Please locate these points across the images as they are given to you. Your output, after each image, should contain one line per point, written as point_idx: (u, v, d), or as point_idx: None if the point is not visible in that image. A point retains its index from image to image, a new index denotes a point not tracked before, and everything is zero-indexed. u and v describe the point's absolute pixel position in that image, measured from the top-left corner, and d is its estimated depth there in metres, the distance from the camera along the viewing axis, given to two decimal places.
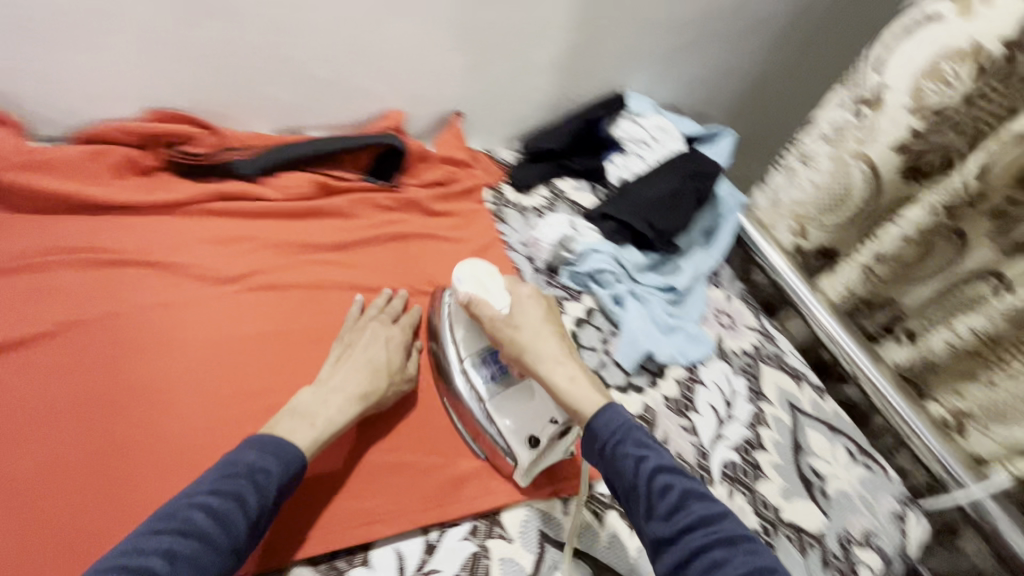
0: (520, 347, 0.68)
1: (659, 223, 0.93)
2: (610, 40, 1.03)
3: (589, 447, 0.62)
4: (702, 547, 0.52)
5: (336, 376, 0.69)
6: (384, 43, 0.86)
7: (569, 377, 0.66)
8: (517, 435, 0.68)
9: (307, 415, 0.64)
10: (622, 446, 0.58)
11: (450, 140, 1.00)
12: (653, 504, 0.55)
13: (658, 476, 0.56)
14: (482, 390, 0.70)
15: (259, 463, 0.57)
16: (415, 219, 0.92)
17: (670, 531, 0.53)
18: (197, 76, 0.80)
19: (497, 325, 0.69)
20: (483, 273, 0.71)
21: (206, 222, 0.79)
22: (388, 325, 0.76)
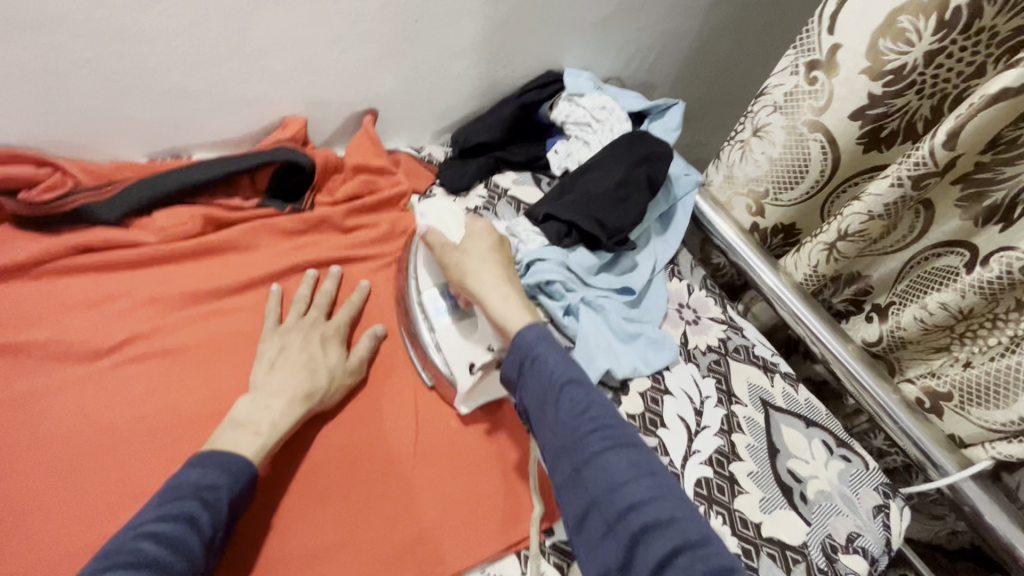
0: (461, 271, 0.69)
1: (607, 220, 0.84)
2: (539, 13, 0.91)
3: (509, 360, 0.63)
4: (599, 453, 0.56)
5: (273, 379, 0.65)
6: (269, 41, 0.72)
7: (503, 295, 0.67)
8: (456, 359, 0.69)
9: (249, 424, 0.61)
10: (540, 360, 0.61)
11: (364, 144, 0.86)
12: (562, 415, 0.58)
13: (570, 389, 0.59)
14: (433, 321, 0.71)
15: (204, 480, 0.54)
16: (330, 242, 0.80)
17: (573, 438, 0.56)
18: (28, 105, 0.64)
19: (448, 253, 0.71)
20: (444, 210, 0.76)
21: (72, 281, 0.68)
22: (316, 321, 0.72)
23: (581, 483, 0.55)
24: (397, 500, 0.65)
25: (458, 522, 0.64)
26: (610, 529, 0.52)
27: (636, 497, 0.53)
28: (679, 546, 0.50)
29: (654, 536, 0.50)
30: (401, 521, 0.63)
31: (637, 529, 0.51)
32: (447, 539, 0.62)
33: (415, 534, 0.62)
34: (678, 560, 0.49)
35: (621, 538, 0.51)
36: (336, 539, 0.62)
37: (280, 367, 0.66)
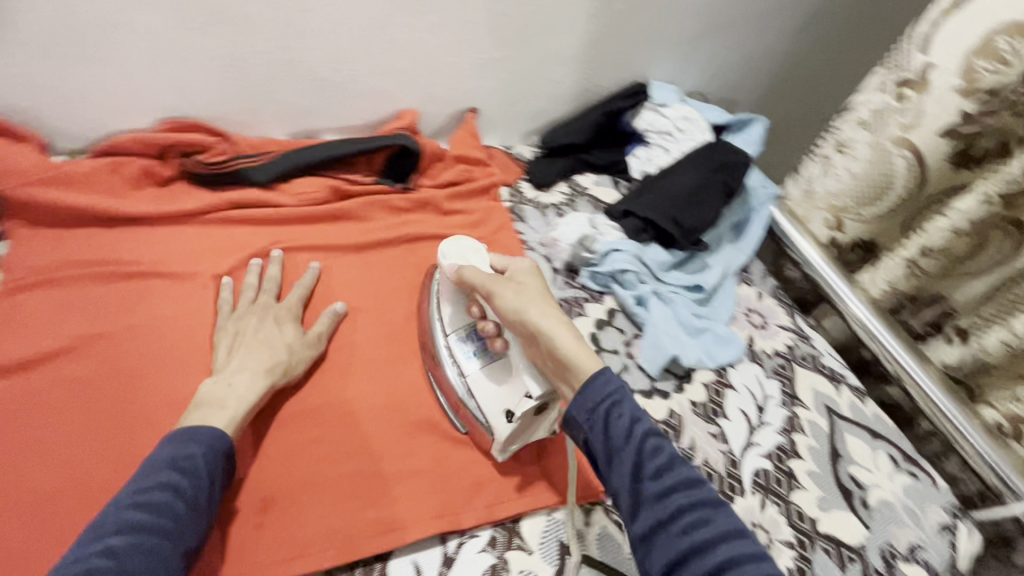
0: (518, 306, 0.61)
1: (683, 220, 0.89)
2: (630, 27, 0.99)
3: (579, 409, 0.53)
4: (688, 506, 0.46)
5: (233, 359, 0.64)
6: (398, 42, 0.84)
7: (569, 333, 0.58)
8: (491, 408, 0.64)
9: (215, 400, 0.59)
10: (617, 401, 0.52)
11: (466, 137, 0.97)
12: (641, 464, 0.48)
13: (650, 435, 0.49)
14: (464, 366, 0.66)
15: (178, 453, 0.52)
16: (430, 220, 0.89)
17: (657, 489, 0.47)
18: (211, 84, 0.79)
19: (495, 288, 0.63)
20: (466, 247, 0.68)
21: (226, 230, 0.78)
22: (268, 304, 0.72)
23: (669, 541, 0.45)
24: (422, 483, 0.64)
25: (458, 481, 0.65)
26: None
27: (733, 555, 0.43)
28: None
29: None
30: (400, 474, 0.65)
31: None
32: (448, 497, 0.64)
33: (419, 486, 0.64)
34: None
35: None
36: (332, 476, 0.63)
37: (236, 349, 0.66)
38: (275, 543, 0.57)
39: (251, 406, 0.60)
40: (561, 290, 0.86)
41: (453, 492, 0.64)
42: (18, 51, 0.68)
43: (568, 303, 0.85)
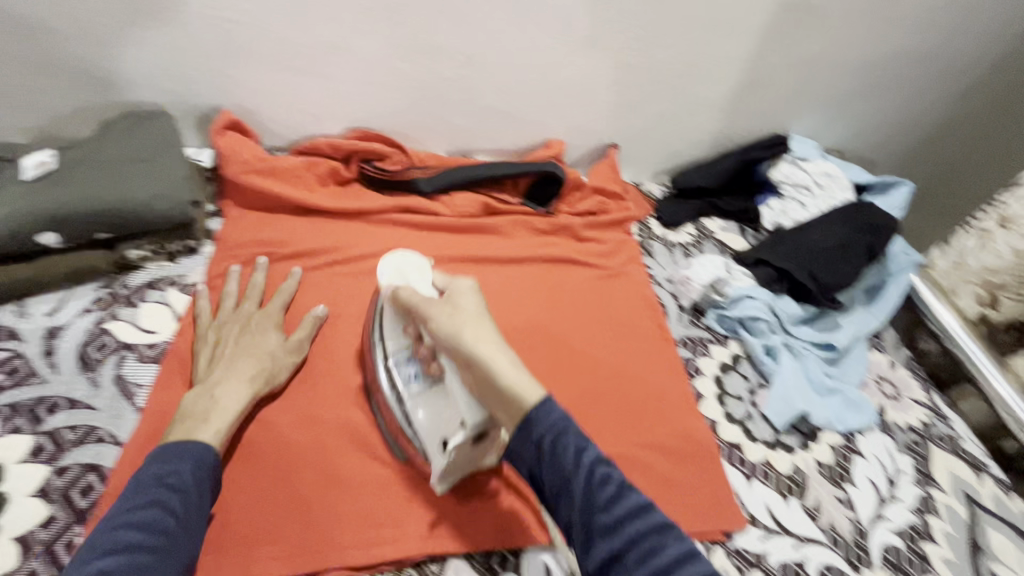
0: (454, 330, 0.58)
1: (821, 275, 0.89)
2: (780, 81, 1.00)
3: (528, 439, 0.56)
4: (636, 535, 0.50)
5: (216, 372, 0.63)
6: (562, 79, 0.91)
7: (506, 358, 0.56)
8: (428, 436, 0.61)
9: (197, 414, 0.59)
10: (564, 435, 0.54)
11: (606, 171, 1.02)
12: (592, 497, 0.52)
13: (599, 467, 0.53)
14: (404, 392, 0.64)
15: (163, 468, 0.53)
16: (566, 244, 0.94)
17: (607, 522, 0.51)
18: (397, 101, 0.89)
19: (432, 313, 0.60)
20: (410, 265, 0.68)
21: (393, 231, 0.87)
22: (249, 312, 0.71)
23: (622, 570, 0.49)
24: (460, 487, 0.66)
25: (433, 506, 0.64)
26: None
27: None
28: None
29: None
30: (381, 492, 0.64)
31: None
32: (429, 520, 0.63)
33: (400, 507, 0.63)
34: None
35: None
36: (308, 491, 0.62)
37: (218, 361, 0.65)
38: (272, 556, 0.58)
39: (232, 421, 0.60)
40: (687, 328, 0.88)
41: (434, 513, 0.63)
42: (258, 62, 0.81)
43: (693, 342, 0.86)
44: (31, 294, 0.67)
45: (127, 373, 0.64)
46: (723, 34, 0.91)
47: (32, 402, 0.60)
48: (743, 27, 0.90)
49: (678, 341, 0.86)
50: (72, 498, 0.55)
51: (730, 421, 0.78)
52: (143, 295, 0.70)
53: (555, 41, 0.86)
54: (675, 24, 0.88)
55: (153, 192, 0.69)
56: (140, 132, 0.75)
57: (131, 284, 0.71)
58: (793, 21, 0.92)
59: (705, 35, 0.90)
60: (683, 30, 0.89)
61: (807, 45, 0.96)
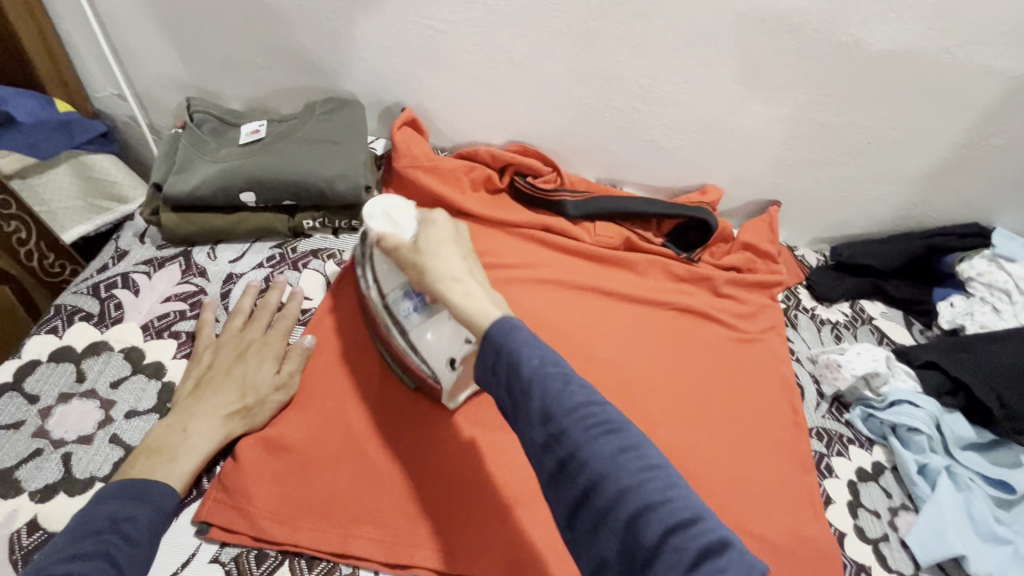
0: (421, 267, 0.58)
1: (1010, 399, 0.75)
2: (997, 165, 0.87)
3: (484, 361, 0.48)
4: (584, 443, 0.41)
5: (194, 400, 0.59)
6: (736, 126, 0.87)
7: (470, 283, 0.55)
8: (433, 357, 0.63)
9: (163, 449, 0.55)
10: (514, 349, 0.45)
11: (761, 227, 0.95)
12: (541, 406, 0.43)
13: (546, 371, 0.44)
14: (404, 323, 0.64)
15: (119, 513, 0.48)
16: (703, 296, 0.88)
17: (551, 432, 0.42)
18: (562, 123, 0.91)
19: (404, 252, 0.60)
20: (393, 206, 0.66)
21: (531, 247, 0.88)
22: (254, 333, 0.66)
23: (571, 480, 0.41)
24: (491, 506, 0.60)
25: (472, 523, 0.59)
26: (603, 524, 0.40)
27: (630, 483, 0.40)
28: (677, 527, 0.38)
29: (650, 521, 0.38)
30: (425, 491, 0.60)
31: (629, 516, 0.39)
32: (467, 536, 0.58)
33: (441, 514, 0.59)
34: (675, 542, 0.37)
35: (614, 529, 0.40)
36: (353, 475, 0.60)
37: (203, 386, 0.60)
38: (319, 529, 0.56)
39: (199, 460, 0.56)
40: (823, 419, 0.79)
41: (473, 528, 0.58)
42: (447, 68, 0.86)
43: (828, 435, 0.77)
44: (222, 241, 0.77)
45: None
46: (938, 105, 0.81)
47: None
48: (964, 99, 0.80)
49: (811, 431, 0.78)
50: None
51: (860, 537, 0.68)
52: (305, 261, 0.77)
53: (739, 85, 0.82)
54: (883, 86, 0.80)
55: (337, 171, 0.76)
56: (336, 116, 0.82)
57: (298, 250, 0.78)
58: None
59: (915, 102, 0.81)
60: (890, 93, 0.80)
61: None
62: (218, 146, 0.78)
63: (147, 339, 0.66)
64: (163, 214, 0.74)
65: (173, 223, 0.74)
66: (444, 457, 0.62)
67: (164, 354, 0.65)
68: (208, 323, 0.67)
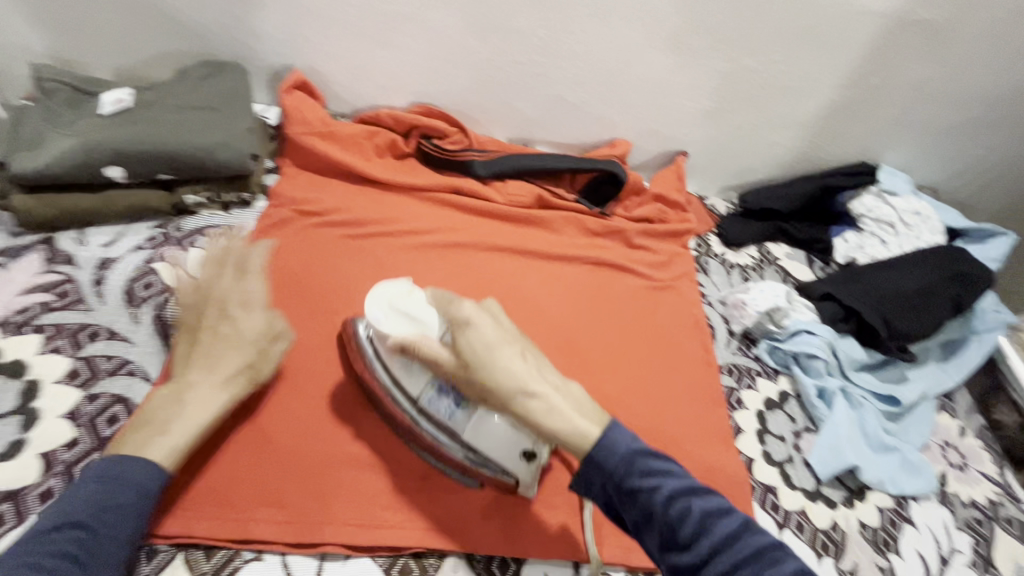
0: (482, 383, 0.53)
1: (894, 321, 0.81)
2: (878, 104, 0.92)
3: (604, 488, 0.49)
4: (728, 570, 0.45)
5: (190, 370, 0.57)
6: (637, 77, 0.87)
7: (542, 384, 0.52)
8: (502, 455, 0.57)
9: (155, 423, 0.53)
10: (632, 477, 0.48)
11: (669, 178, 0.96)
12: (673, 530, 0.46)
13: (674, 500, 0.47)
14: (449, 425, 0.57)
15: (99, 499, 0.47)
16: (617, 249, 0.89)
17: (692, 561, 0.46)
18: (465, 80, 0.87)
19: (450, 366, 0.55)
20: (397, 295, 0.59)
21: (441, 211, 0.85)
22: (232, 286, 0.63)
23: None
24: (406, 477, 0.61)
25: (385, 496, 0.59)
26: None
27: None
28: None
29: None
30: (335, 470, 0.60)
31: None
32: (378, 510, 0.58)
33: (369, 491, 0.59)
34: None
35: None
36: (263, 461, 0.59)
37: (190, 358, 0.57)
38: (218, 519, 0.54)
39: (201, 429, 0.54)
40: (734, 356, 0.82)
41: (386, 502, 0.59)
42: (336, 25, 0.81)
43: (739, 371, 0.81)
44: (93, 225, 0.70)
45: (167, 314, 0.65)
46: (821, 47, 0.84)
47: (75, 326, 0.62)
48: (845, 40, 0.83)
49: (722, 368, 0.81)
50: (97, 427, 0.56)
51: (769, 461, 0.72)
52: (193, 240, 0.71)
53: (636, 33, 0.82)
54: (770, 29, 0.82)
55: (219, 140, 0.70)
56: (214, 83, 0.77)
57: (184, 228, 0.72)
58: (904, 40, 0.83)
59: (802, 45, 0.84)
60: (778, 36, 0.82)
61: (916, 67, 0.87)
62: (75, 118, 0.70)
63: (5, 336, 0.59)
64: (14, 197, 0.66)
65: (28, 206, 0.66)
66: (367, 437, 0.62)
67: (26, 350, 0.59)
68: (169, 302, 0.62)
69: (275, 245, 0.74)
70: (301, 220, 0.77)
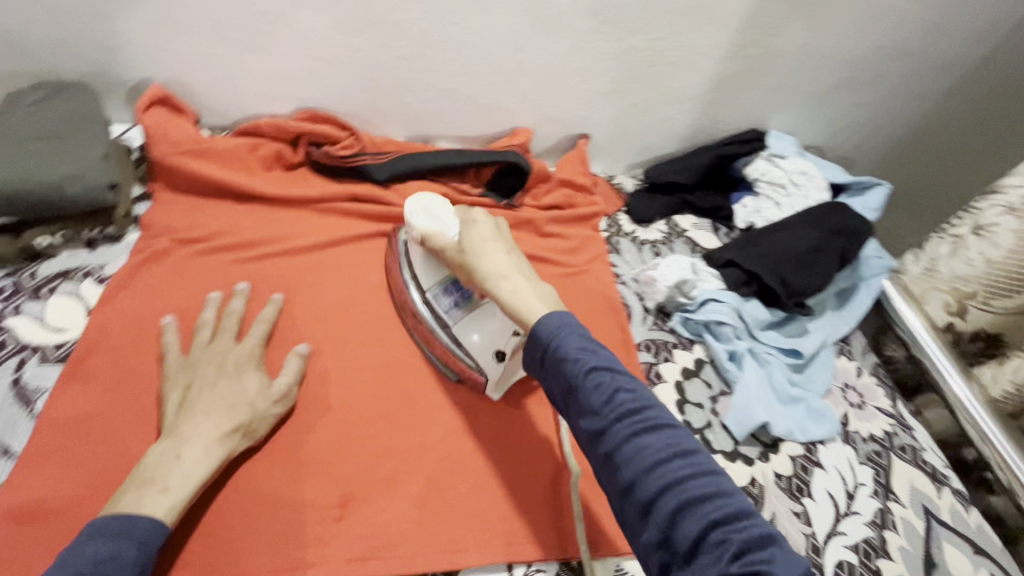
0: (469, 267, 0.65)
1: (790, 279, 0.86)
2: (758, 73, 0.96)
3: (532, 353, 0.56)
4: (626, 439, 0.48)
5: (185, 423, 0.56)
6: (527, 63, 0.86)
7: (520, 278, 0.63)
8: (481, 351, 0.69)
9: (155, 480, 0.52)
10: (560, 350, 0.53)
11: (573, 162, 0.97)
12: (587, 400, 0.51)
13: (595, 371, 0.51)
14: (445, 317, 0.70)
15: (103, 555, 0.46)
16: (528, 240, 0.89)
17: (598, 427, 0.49)
18: (349, 81, 0.83)
19: (452, 254, 0.67)
20: (433, 203, 0.69)
21: (340, 221, 0.81)
22: (225, 347, 0.64)
23: (613, 474, 0.48)
24: (327, 508, 0.60)
25: (303, 532, 0.58)
26: (645, 515, 0.45)
27: (669, 478, 0.45)
28: (716, 519, 0.43)
29: (691, 516, 0.43)
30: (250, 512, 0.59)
31: (672, 508, 0.44)
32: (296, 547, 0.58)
33: (297, 527, 0.59)
34: (716, 535, 0.42)
35: (658, 519, 0.44)
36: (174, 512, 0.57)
37: (191, 409, 0.57)
38: None
39: (196, 486, 0.53)
40: (651, 331, 0.85)
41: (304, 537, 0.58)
42: (193, 32, 0.74)
43: (656, 345, 0.83)
44: None
45: (26, 377, 0.61)
46: (699, 22, 0.86)
47: None
48: (719, 14, 0.85)
49: (640, 345, 0.83)
50: None
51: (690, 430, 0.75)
52: (52, 287, 0.66)
53: (518, 20, 0.80)
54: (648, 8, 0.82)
55: (65, 171, 0.64)
56: (52, 107, 0.70)
57: (39, 275, 0.67)
58: (773, 10, 0.87)
59: (681, 21, 0.85)
60: (657, 14, 0.83)
61: (788, 35, 0.91)
62: None
63: None
64: None
65: None
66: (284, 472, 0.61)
67: None
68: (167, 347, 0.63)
69: (158, 280, 0.69)
70: (183, 249, 0.72)
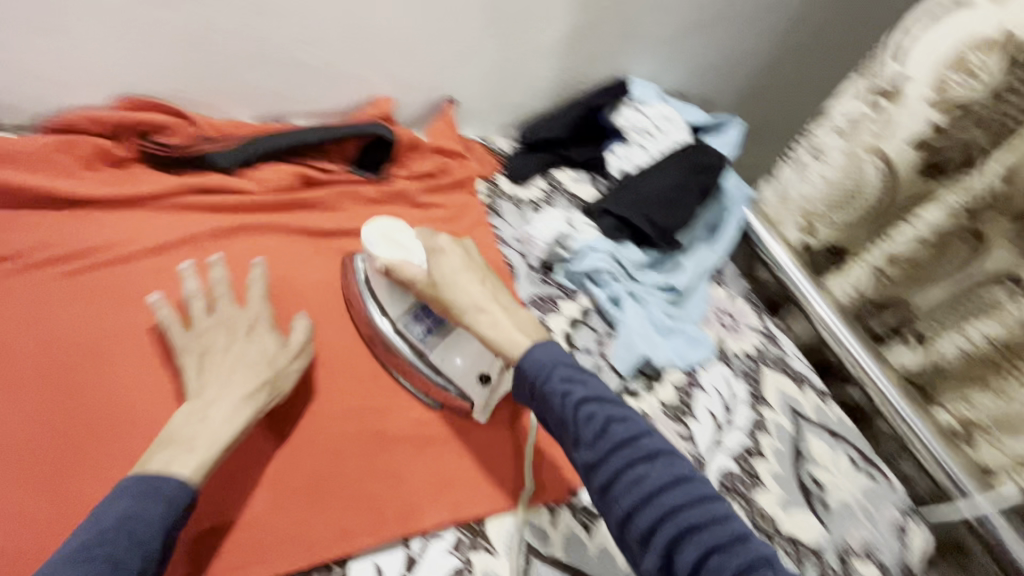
0: (441, 299, 0.66)
1: (659, 219, 0.90)
2: (612, 21, 0.97)
3: (522, 387, 0.59)
4: (622, 468, 0.51)
5: (209, 388, 0.59)
6: (373, 26, 0.81)
7: (498, 307, 0.65)
8: (464, 379, 0.69)
9: (183, 441, 0.54)
10: (549, 387, 0.56)
11: (442, 128, 0.94)
12: (579, 433, 0.53)
13: (584, 405, 0.54)
14: (420, 346, 0.70)
15: (135, 512, 0.48)
16: (402, 212, 0.87)
17: (594, 459, 0.52)
18: (172, 60, 0.74)
19: (423, 286, 0.67)
20: (391, 230, 0.71)
21: (187, 216, 0.75)
22: (232, 314, 0.66)
23: (610, 505, 0.51)
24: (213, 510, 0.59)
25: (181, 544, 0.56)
26: (645, 545, 0.49)
27: (667, 507, 0.49)
28: (713, 545, 0.47)
29: (688, 542, 0.47)
30: None
31: (671, 535, 0.48)
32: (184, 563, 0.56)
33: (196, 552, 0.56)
34: (713, 561, 0.46)
35: (657, 546, 0.48)
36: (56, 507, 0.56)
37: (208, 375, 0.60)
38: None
39: (227, 444, 0.56)
40: (537, 287, 0.86)
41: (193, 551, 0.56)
42: None
43: (543, 300, 0.85)
44: None
45: None
46: None
47: None
48: None
49: (528, 302, 0.84)
50: None
51: None
52: None
53: None
54: None
55: None
56: None
57: None
58: None
59: None
60: None
61: None
62: None
63: None
64: None
65: None
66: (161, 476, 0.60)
67: None
68: (171, 322, 0.64)
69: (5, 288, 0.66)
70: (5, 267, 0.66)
